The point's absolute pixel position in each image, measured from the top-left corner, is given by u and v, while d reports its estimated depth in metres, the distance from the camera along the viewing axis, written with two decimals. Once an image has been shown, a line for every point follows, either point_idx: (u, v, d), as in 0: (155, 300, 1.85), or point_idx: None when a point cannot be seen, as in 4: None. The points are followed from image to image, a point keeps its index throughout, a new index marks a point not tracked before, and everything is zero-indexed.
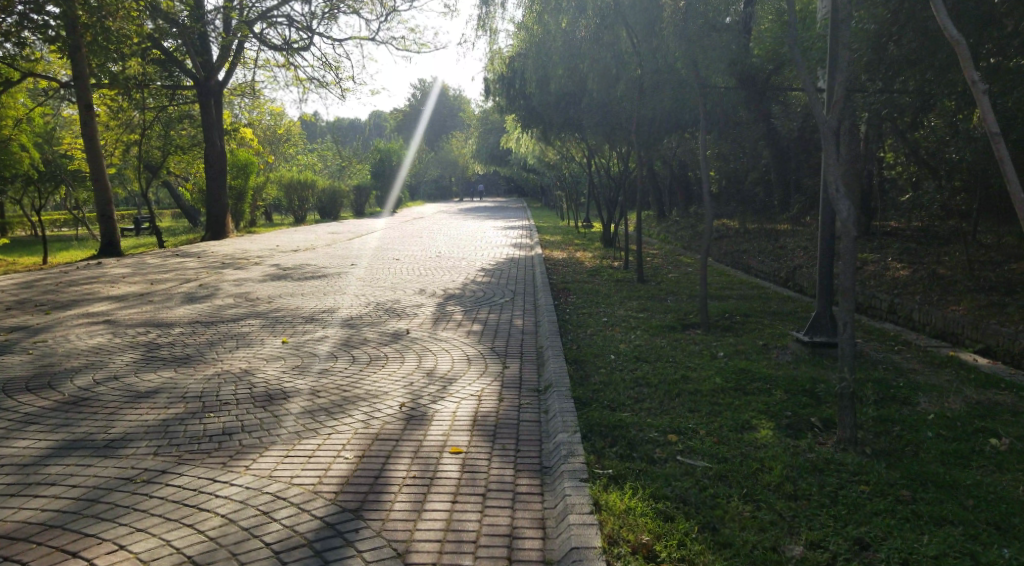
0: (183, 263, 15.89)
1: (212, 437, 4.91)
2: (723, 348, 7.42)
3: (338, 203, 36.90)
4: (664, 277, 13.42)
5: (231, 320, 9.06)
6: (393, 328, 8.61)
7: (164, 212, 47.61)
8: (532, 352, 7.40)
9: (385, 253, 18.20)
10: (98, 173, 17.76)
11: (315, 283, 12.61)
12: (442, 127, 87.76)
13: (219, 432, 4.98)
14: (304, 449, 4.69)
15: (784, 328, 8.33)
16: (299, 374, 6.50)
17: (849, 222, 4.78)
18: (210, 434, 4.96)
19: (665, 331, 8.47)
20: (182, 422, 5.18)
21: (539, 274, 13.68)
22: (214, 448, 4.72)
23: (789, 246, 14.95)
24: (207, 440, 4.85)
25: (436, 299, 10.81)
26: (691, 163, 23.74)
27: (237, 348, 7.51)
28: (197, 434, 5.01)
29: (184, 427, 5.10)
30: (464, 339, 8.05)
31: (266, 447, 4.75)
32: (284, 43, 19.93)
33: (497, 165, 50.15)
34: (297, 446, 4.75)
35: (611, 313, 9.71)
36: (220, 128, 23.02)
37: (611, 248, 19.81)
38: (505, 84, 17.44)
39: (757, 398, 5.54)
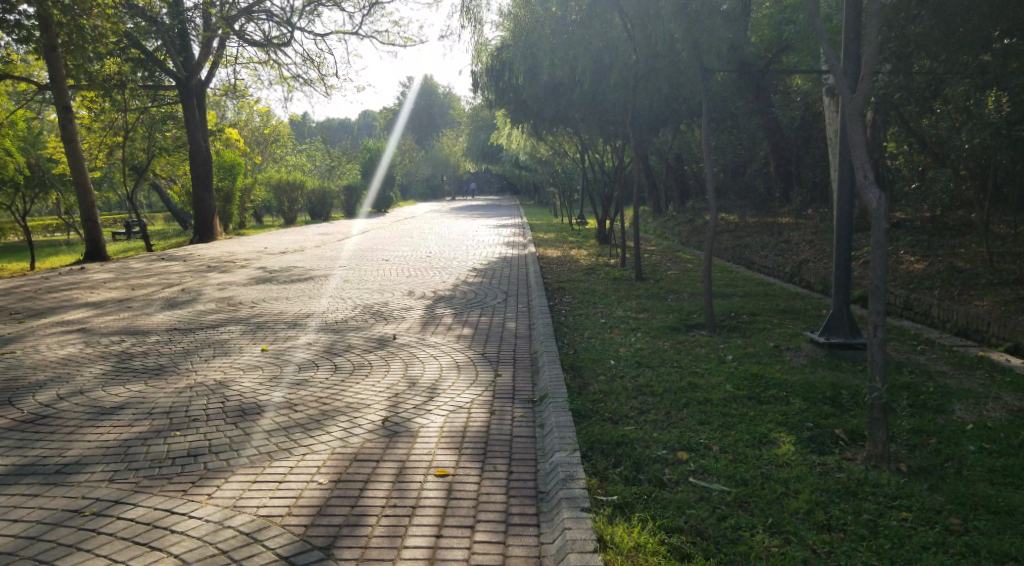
0: (167, 266, 15.36)
1: (173, 458, 4.38)
2: (731, 351, 6.94)
3: (328, 203, 36.36)
4: (665, 274, 12.94)
5: (211, 327, 8.54)
6: (379, 333, 8.13)
7: (155, 215, 47.04)
8: (527, 358, 6.91)
9: (375, 254, 17.72)
10: (79, 177, 17.16)
11: (300, 286, 12.10)
12: (433, 126, 87.30)
13: (181, 453, 4.45)
14: (273, 472, 4.16)
15: (794, 328, 7.87)
16: (276, 382, 5.99)
17: (880, 214, 4.31)
18: (171, 454, 4.43)
19: (669, 332, 7.98)
20: (140, 441, 4.64)
21: (534, 273, 13.20)
22: (173, 471, 4.19)
23: (793, 240, 14.49)
24: (167, 461, 4.32)
25: (425, 301, 10.33)
26: (688, 157, 23.32)
27: (213, 356, 6.98)
28: (158, 454, 4.43)
29: (143, 446, 4.56)
30: (454, 344, 7.56)
31: (233, 470, 4.20)
32: (265, 39, 19.46)
33: (489, 163, 49.82)
34: (265, 467, 4.23)
35: (610, 314, 9.22)
36: (204, 129, 22.48)
37: (608, 245, 19.32)
38: (494, 77, 16.95)
39: (775, 409, 5.06)
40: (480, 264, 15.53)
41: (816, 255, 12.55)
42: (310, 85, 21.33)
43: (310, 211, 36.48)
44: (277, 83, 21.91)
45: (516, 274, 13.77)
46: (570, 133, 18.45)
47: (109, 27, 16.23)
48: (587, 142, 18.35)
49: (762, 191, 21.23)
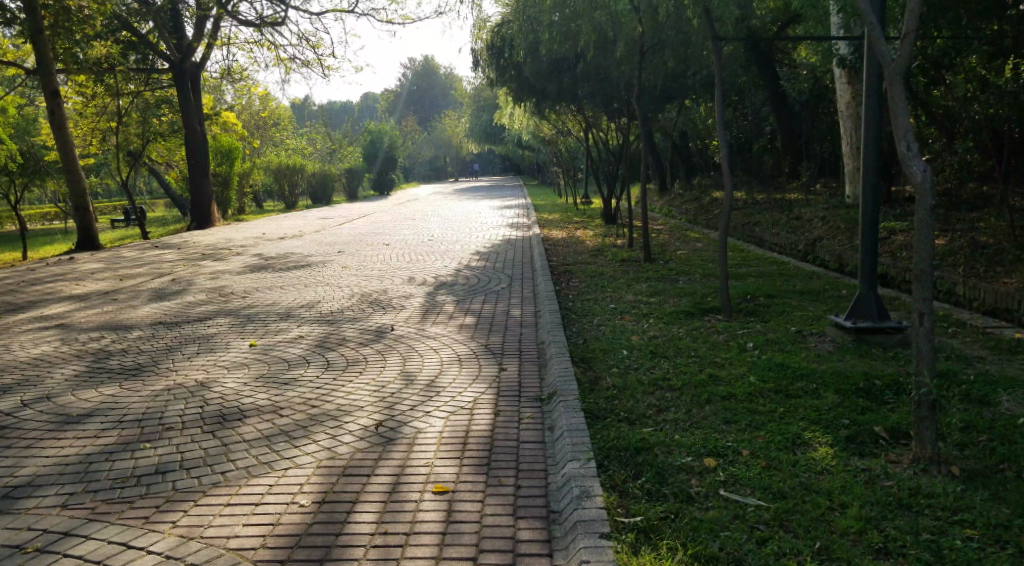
0: (159, 255, 14.91)
1: (139, 477, 3.96)
2: (750, 338, 6.49)
3: (329, 186, 35.82)
4: (674, 254, 12.47)
5: (199, 320, 8.13)
6: (375, 324, 7.70)
7: (155, 202, 46.52)
8: (534, 350, 6.48)
9: (375, 238, 17.26)
10: (69, 162, 16.71)
11: (296, 274, 11.66)
12: (434, 107, 86.45)
13: (148, 469, 4.03)
14: (249, 492, 3.74)
15: (815, 310, 7.43)
16: (262, 382, 5.58)
17: (926, 188, 3.83)
18: (137, 470, 4.02)
19: (683, 317, 7.53)
20: (104, 455, 4.23)
21: (539, 256, 12.74)
22: (137, 493, 3.78)
23: (805, 216, 13.99)
24: (132, 480, 3.91)
25: (426, 288, 9.89)
26: (693, 132, 22.79)
27: (196, 353, 6.56)
28: (122, 474, 4.00)
29: (106, 463, 4.14)
30: (456, 335, 7.14)
31: (204, 491, 3.77)
32: (258, 19, 18.92)
33: (492, 144, 49.22)
34: (241, 486, 3.80)
35: (619, 298, 8.76)
36: (200, 113, 21.98)
37: (613, 224, 18.82)
38: (494, 53, 16.38)
39: (807, 403, 4.62)
40: (483, 247, 15.08)
41: (829, 232, 12.05)
42: (308, 67, 20.80)
43: (310, 195, 35.97)
44: (274, 65, 21.40)
45: (520, 257, 13.32)
46: (573, 111, 17.90)
47: (96, 8, 15.68)
48: (591, 119, 17.82)
49: (769, 167, 20.69)
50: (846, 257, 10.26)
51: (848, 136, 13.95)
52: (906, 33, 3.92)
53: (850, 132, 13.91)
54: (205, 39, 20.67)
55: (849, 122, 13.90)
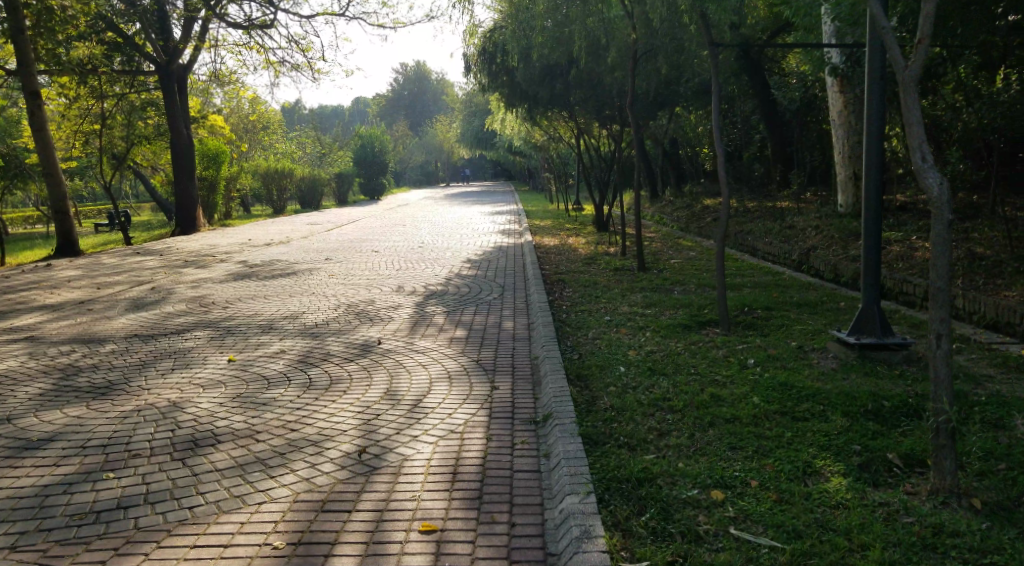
0: (140, 262, 14.59)
1: (98, 512, 3.77)
2: (750, 353, 6.28)
3: (317, 190, 35.47)
4: (668, 263, 12.28)
5: (174, 332, 7.86)
6: (362, 337, 7.45)
7: (141, 206, 46.02)
8: (529, 365, 6.25)
9: (364, 245, 17.01)
10: (49, 164, 16.33)
11: (281, 282, 11.39)
12: (425, 111, 86.18)
13: (109, 504, 3.86)
14: (219, 530, 3.56)
15: (815, 324, 7.24)
16: (238, 403, 5.48)
17: (943, 202, 3.60)
18: (100, 503, 3.87)
19: (679, 330, 7.32)
20: (65, 486, 4.09)
21: (530, 264, 12.51)
22: (94, 531, 3.57)
23: (799, 224, 13.83)
24: (89, 517, 3.71)
25: (415, 298, 9.64)
26: (685, 139, 22.65)
27: (170, 369, 6.42)
28: (81, 509, 3.81)
29: (64, 497, 3.96)
30: (446, 349, 6.90)
31: (170, 530, 3.57)
32: (247, 20, 18.65)
33: (484, 150, 48.99)
34: (209, 524, 3.61)
35: (614, 310, 8.54)
36: (186, 116, 21.65)
37: (605, 231, 18.62)
38: (487, 58, 16.21)
39: (814, 427, 4.41)
40: (474, 254, 14.83)
41: (823, 241, 11.89)
42: (298, 71, 20.53)
43: (298, 199, 35.60)
44: (264, 68, 21.14)
45: (512, 266, 13.08)
46: (565, 117, 17.73)
47: (81, 8, 15.35)
48: (583, 126, 17.66)
49: (762, 175, 20.55)
50: (841, 267, 10.09)
51: (840, 145, 13.75)
52: (920, 37, 3.69)
53: (842, 142, 13.74)
54: (193, 41, 20.37)
55: (841, 131, 13.70)
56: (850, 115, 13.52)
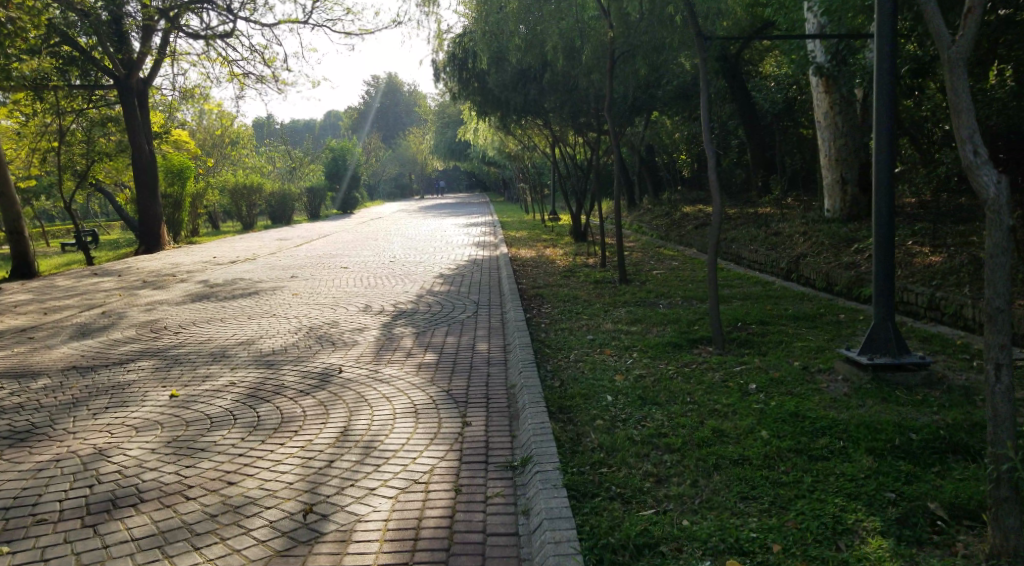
0: (97, 283, 13.75)
1: None
2: (749, 377, 5.67)
3: (289, 205, 34.61)
4: (651, 274, 11.70)
5: (119, 363, 7.08)
6: (320, 365, 6.75)
7: (109, 225, 44.91)
8: (504, 396, 5.57)
9: (333, 261, 16.27)
10: (2, 185, 15.42)
11: (242, 303, 10.64)
12: (398, 124, 85.56)
13: None
14: None
15: (817, 341, 6.66)
16: (173, 450, 4.65)
17: (1002, 203, 3.02)
18: None
19: (668, 350, 6.69)
20: None
21: (506, 278, 11.87)
22: None
23: (786, 230, 13.32)
24: None
25: (382, 319, 8.95)
26: (662, 145, 22.18)
27: (104, 409, 5.53)
28: None
29: None
30: (414, 377, 6.21)
31: None
32: (204, 29, 17.98)
33: (457, 161, 48.47)
34: None
35: (597, 327, 7.89)
36: (148, 131, 20.84)
37: (584, 242, 18.03)
38: (455, 65, 15.56)
39: (838, 472, 3.80)
40: (447, 268, 14.15)
41: (813, 248, 11.36)
42: (262, 84, 19.87)
43: (269, 214, 34.73)
44: (228, 81, 20.48)
45: (488, 280, 12.43)
46: (540, 125, 17.15)
47: (34, 22, 14.43)
48: (557, 133, 17.09)
49: (741, 181, 20.12)
50: (835, 276, 9.57)
51: (826, 147, 13.30)
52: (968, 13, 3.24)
53: (827, 144, 13.30)
54: (152, 54, 19.54)
55: (827, 131, 13.22)
56: (836, 116, 13.04)
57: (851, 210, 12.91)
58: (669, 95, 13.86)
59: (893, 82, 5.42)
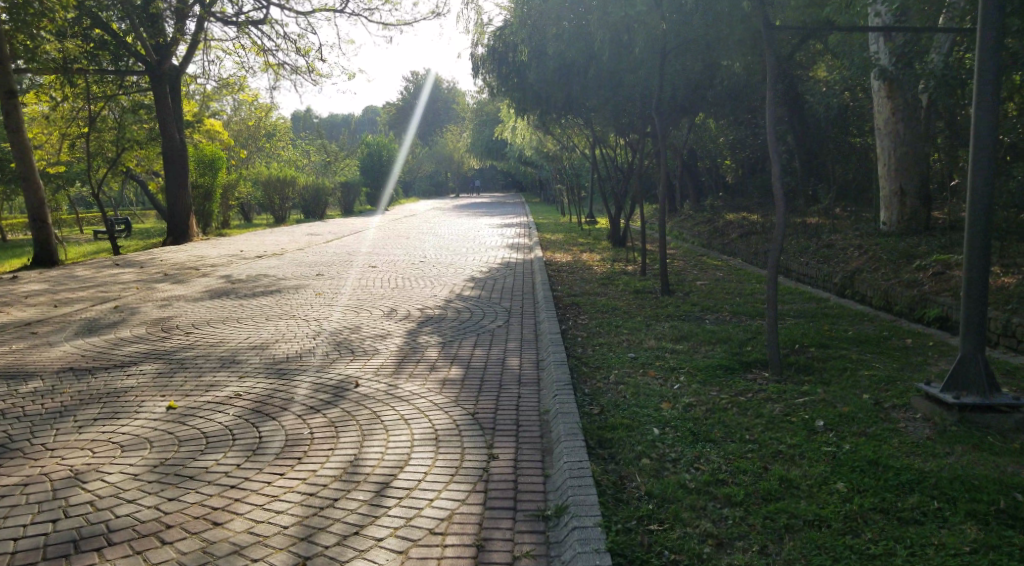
0: (118, 275, 13.46)
1: None
2: (814, 412, 5.02)
3: (322, 200, 34.37)
4: (694, 285, 11.05)
5: (122, 366, 6.66)
6: (336, 377, 6.24)
7: (147, 215, 45.28)
8: (536, 423, 5.01)
9: (360, 259, 15.83)
10: (27, 170, 15.23)
11: (262, 302, 10.20)
12: (433, 121, 85.40)
13: None
14: None
15: (887, 372, 5.98)
16: (163, 477, 4.08)
17: None
18: None
19: (719, 374, 6.05)
20: None
21: (540, 284, 11.29)
22: None
23: (839, 241, 12.55)
24: None
25: (407, 325, 8.43)
26: (705, 148, 21.43)
27: (96, 425, 5.03)
28: None
29: None
30: (438, 396, 5.68)
31: None
32: (237, 14, 17.77)
33: (492, 158, 48.08)
34: None
35: (638, 344, 7.29)
36: (180, 119, 20.65)
37: (622, 247, 17.37)
38: (494, 60, 15.00)
39: (937, 544, 3.18)
40: (478, 271, 13.63)
41: (869, 262, 10.61)
42: (297, 74, 19.61)
43: (301, 208, 34.54)
44: (262, 70, 20.29)
45: (520, 285, 11.85)
46: (578, 124, 16.55)
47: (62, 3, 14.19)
48: (596, 133, 16.49)
49: None
50: (894, 295, 8.84)
51: (885, 156, 12.50)
52: None
53: (885, 153, 12.52)
54: (185, 40, 19.33)
55: (887, 139, 12.46)
56: (899, 122, 12.25)
57: (908, 223, 12.09)
58: (715, 96, 13.19)
59: (996, 95, 4.79)
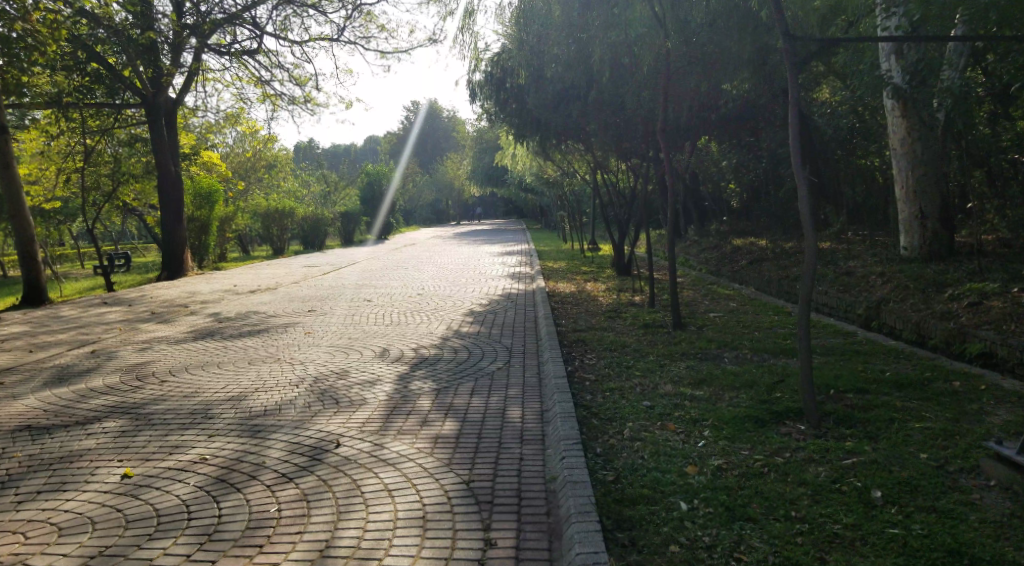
0: (102, 314, 12.76)
1: None
2: (867, 478, 4.30)
3: (322, 231, 33.77)
4: (709, 318, 10.34)
5: (79, 423, 5.96)
6: (315, 435, 5.49)
7: (146, 249, 44.72)
8: (542, 495, 4.30)
9: (356, 292, 15.17)
10: (17, 207, 14.57)
11: (246, 343, 9.49)
12: (435, 149, 85.12)
13: None
14: None
15: (939, 423, 5.26)
16: None
17: None
18: None
19: (747, 428, 5.31)
20: None
21: (544, 319, 10.57)
22: None
23: (860, 268, 11.85)
24: None
25: (400, 368, 7.70)
26: (712, 173, 20.85)
27: (36, 509, 4.33)
28: None
29: None
30: (429, 458, 4.95)
31: None
32: (233, 46, 17.37)
33: (494, 186, 47.70)
34: None
35: (654, 389, 6.55)
36: (175, 152, 20.15)
37: (629, 275, 16.67)
38: (495, 84, 14.44)
39: None
40: (479, 304, 12.94)
41: (896, 291, 9.91)
42: (295, 105, 19.13)
43: (301, 239, 33.95)
44: (259, 101, 19.79)
45: (523, 319, 11.14)
46: (582, 149, 15.95)
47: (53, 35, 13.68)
48: (600, 158, 15.89)
49: None
50: (929, 329, 8.12)
51: (903, 178, 11.73)
52: None
53: (902, 176, 11.78)
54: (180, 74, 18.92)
55: (904, 161, 11.69)
56: (916, 144, 11.47)
57: (930, 250, 11.34)
58: (724, 118, 12.59)
59: None
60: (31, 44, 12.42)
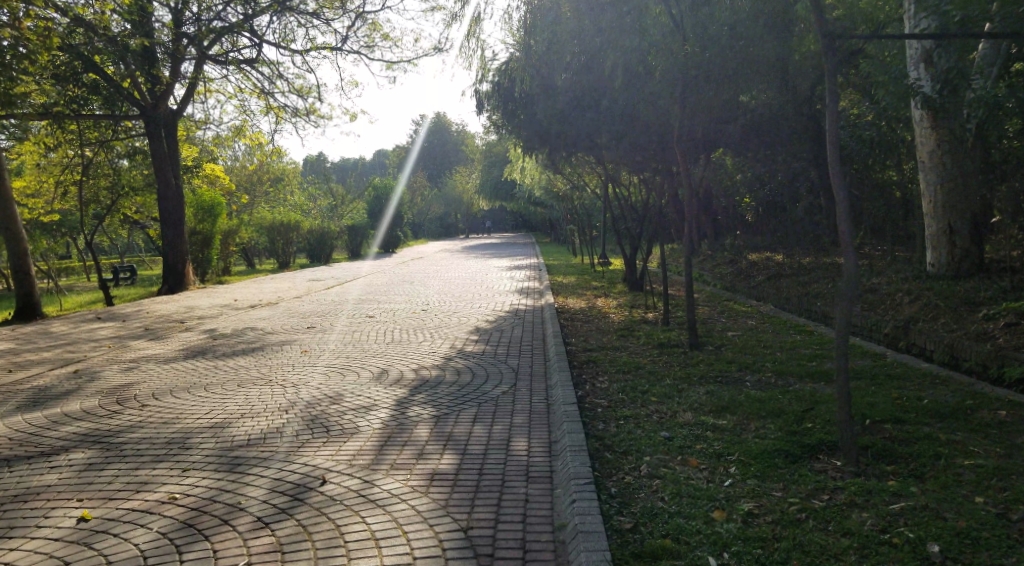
0: (94, 331, 12.30)
1: None
2: (919, 528, 3.76)
3: (328, 245, 33.38)
4: (727, 337, 9.79)
5: (43, 455, 5.47)
6: (299, 471, 4.99)
7: (152, 263, 44.48)
8: (547, 548, 3.78)
9: (358, 308, 14.70)
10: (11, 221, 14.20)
11: (238, 363, 9.01)
12: (442, 162, 84.96)
13: None
14: None
15: (993, 459, 4.71)
16: None
17: None
18: None
19: (778, 464, 4.77)
20: None
21: (552, 338, 10.05)
22: None
23: (885, 284, 11.29)
24: None
25: (398, 392, 7.19)
26: (725, 186, 20.33)
27: None
28: None
29: None
30: (423, 500, 4.43)
31: None
32: (234, 56, 17.07)
33: (501, 199, 47.32)
34: None
35: (673, 418, 6.02)
36: (176, 164, 19.83)
37: (640, 290, 16.16)
38: (502, 94, 14.01)
39: None
40: (484, 321, 12.45)
41: (925, 309, 9.36)
42: (298, 117, 18.76)
43: (306, 253, 33.59)
44: (262, 113, 19.48)
45: (531, 337, 10.63)
46: (592, 161, 15.47)
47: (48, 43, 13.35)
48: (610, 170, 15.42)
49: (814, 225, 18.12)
50: (964, 351, 7.56)
51: (931, 192, 11.18)
52: None
53: (929, 188, 11.24)
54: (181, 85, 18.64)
55: (933, 174, 11.14)
56: (945, 156, 10.92)
57: (959, 266, 10.81)
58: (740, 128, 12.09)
59: None
60: (22, 53, 12.02)
